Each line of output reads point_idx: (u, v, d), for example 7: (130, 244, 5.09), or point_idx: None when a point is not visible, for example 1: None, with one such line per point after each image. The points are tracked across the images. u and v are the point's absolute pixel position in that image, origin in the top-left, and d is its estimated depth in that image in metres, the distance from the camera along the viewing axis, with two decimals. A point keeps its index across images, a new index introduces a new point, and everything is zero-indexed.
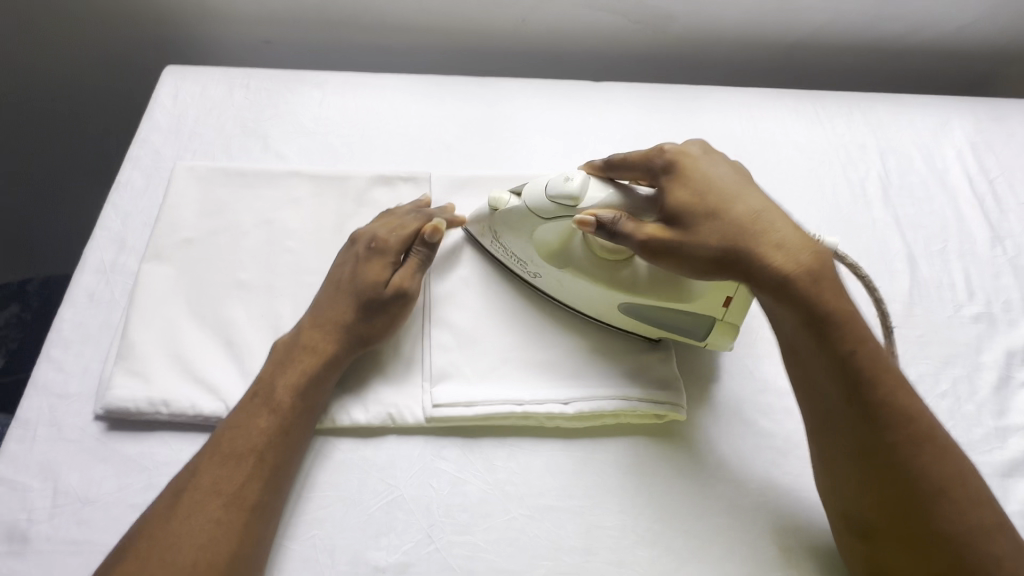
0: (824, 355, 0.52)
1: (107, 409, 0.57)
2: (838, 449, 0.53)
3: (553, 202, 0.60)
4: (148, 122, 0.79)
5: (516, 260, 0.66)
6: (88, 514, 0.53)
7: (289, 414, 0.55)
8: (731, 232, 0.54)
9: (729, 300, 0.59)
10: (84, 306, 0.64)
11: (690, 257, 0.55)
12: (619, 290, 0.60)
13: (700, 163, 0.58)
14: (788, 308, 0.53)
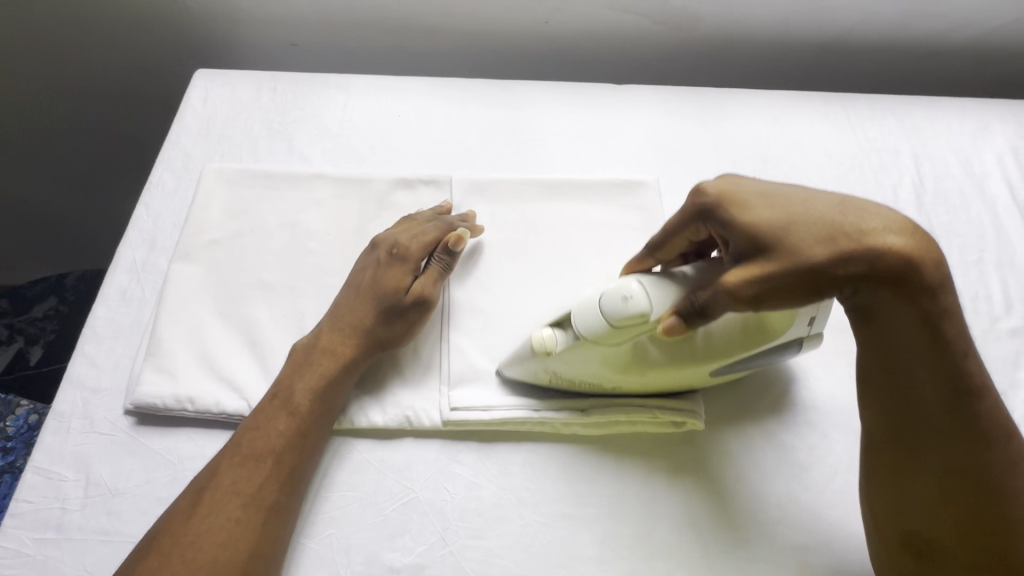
0: (927, 357, 0.47)
1: (136, 404, 0.58)
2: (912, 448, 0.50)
3: (617, 326, 0.52)
4: (179, 124, 0.81)
5: (586, 382, 0.59)
6: (117, 506, 0.55)
7: (307, 417, 0.56)
8: (831, 241, 0.45)
9: (814, 316, 0.56)
10: (116, 304, 0.66)
11: (797, 283, 0.46)
12: (720, 356, 0.55)
13: (742, 186, 0.51)
14: (900, 309, 0.46)
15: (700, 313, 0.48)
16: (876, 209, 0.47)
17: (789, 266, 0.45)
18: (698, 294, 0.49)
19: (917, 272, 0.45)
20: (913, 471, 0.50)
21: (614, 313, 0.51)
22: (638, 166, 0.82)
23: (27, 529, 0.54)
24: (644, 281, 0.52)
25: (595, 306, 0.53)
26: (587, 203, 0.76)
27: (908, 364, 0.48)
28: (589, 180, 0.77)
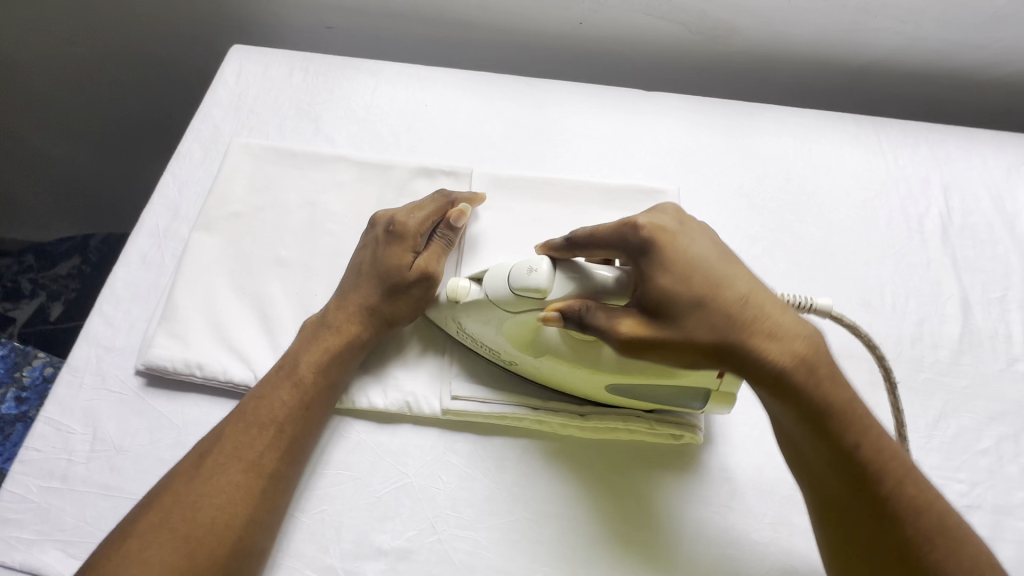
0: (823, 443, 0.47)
1: (147, 365, 0.60)
2: (836, 527, 0.49)
3: (517, 294, 0.54)
4: (212, 97, 0.83)
5: (487, 348, 0.60)
6: (121, 462, 0.56)
7: (310, 390, 0.56)
8: (722, 330, 0.47)
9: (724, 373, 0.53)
10: (137, 267, 0.68)
11: (679, 355, 0.48)
12: (599, 355, 0.54)
13: (676, 239, 0.51)
14: (780, 402, 0.48)
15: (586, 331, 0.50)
16: (777, 306, 0.49)
17: (674, 337, 0.48)
18: (596, 320, 0.49)
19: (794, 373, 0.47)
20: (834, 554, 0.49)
21: (513, 284, 0.54)
22: (660, 174, 0.82)
23: (33, 477, 0.55)
24: (557, 264, 0.54)
25: (508, 271, 0.56)
26: (605, 207, 0.76)
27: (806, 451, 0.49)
28: (609, 184, 0.77)
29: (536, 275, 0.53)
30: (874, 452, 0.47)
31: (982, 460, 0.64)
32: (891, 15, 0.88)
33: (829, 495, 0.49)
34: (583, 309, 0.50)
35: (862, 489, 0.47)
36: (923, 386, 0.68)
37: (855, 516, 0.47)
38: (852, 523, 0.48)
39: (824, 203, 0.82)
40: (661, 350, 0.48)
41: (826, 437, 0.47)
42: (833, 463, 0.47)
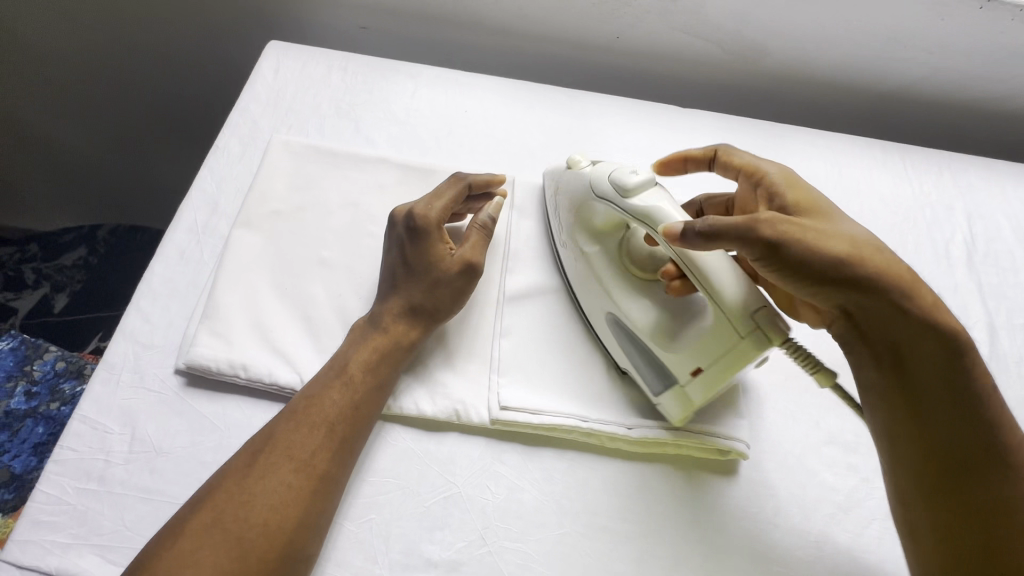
0: (928, 365, 0.54)
1: (188, 365, 0.58)
2: (944, 463, 0.53)
3: (615, 189, 0.61)
4: (249, 91, 0.81)
5: (562, 219, 0.69)
6: (161, 464, 0.54)
7: (359, 389, 0.55)
8: (857, 250, 0.55)
9: (698, 369, 0.55)
10: (175, 263, 0.66)
11: (819, 248, 0.53)
12: (614, 285, 0.62)
13: (800, 185, 0.63)
14: (897, 315, 0.54)
15: (717, 242, 0.52)
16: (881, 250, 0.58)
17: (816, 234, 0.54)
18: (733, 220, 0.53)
19: (911, 290, 0.54)
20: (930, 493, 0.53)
21: (609, 181, 0.62)
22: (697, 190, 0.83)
23: (69, 478, 0.53)
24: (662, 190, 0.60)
25: (617, 172, 0.62)
26: None
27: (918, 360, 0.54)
28: None
29: (638, 179, 0.60)
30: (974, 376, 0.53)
31: None
32: (920, 46, 0.90)
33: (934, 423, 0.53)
34: (715, 219, 0.52)
35: (964, 413, 0.53)
36: None
37: (963, 443, 0.53)
38: (960, 453, 0.52)
39: None
40: (800, 260, 0.53)
41: (938, 360, 0.54)
42: (938, 387, 0.53)
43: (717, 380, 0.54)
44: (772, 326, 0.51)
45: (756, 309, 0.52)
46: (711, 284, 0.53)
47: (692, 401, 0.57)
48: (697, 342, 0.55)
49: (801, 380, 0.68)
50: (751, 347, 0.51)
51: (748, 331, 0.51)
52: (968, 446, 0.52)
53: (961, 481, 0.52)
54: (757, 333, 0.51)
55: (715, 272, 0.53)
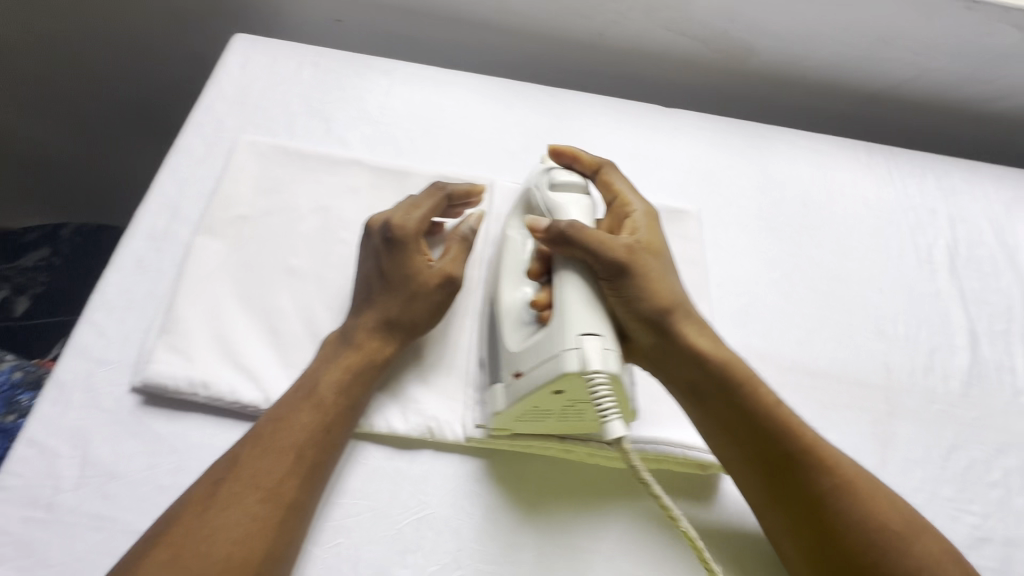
0: (724, 394, 0.54)
1: (145, 383, 0.55)
2: (768, 488, 0.52)
3: (548, 184, 0.59)
4: (214, 88, 0.77)
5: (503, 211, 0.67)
6: (115, 489, 0.51)
7: (331, 411, 0.52)
8: (658, 282, 0.54)
9: (518, 373, 0.52)
10: (131, 272, 0.62)
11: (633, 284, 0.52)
12: (508, 282, 0.58)
13: (646, 221, 0.58)
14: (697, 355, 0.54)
15: (568, 247, 0.52)
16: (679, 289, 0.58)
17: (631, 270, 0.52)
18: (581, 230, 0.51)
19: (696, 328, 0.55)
20: (771, 523, 0.52)
21: (548, 174, 0.60)
22: (680, 193, 0.81)
23: (14, 506, 0.50)
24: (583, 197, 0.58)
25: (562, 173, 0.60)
26: None
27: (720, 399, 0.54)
28: None
29: (570, 178, 0.59)
30: (761, 394, 0.54)
31: (991, 491, 0.65)
32: (906, 46, 0.89)
33: (743, 455, 0.53)
34: (582, 224, 0.52)
35: (762, 433, 0.52)
36: (937, 416, 0.69)
37: (775, 468, 0.52)
38: (772, 475, 0.52)
39: (838, 230, 0.83)
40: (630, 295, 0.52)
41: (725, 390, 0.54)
42: (744, 421, 0.53)
43: (519, 388, 0.51)
44: (588, 351, 0.47)
45: (584, 333, 0.48)
46: (566, 295, 0.50)
47: (501, 407, 0.53)
48: (525, 347, 0.52)
49: (783, 391, 0.67)
50: (557, 364, 0.47)
51: (564, 348, 0.48)
52: (777, 465, 0.52)
53: (786, 501, 0.51)
54: (572, 352, 0.47)
55: (573, 279, 0.51)
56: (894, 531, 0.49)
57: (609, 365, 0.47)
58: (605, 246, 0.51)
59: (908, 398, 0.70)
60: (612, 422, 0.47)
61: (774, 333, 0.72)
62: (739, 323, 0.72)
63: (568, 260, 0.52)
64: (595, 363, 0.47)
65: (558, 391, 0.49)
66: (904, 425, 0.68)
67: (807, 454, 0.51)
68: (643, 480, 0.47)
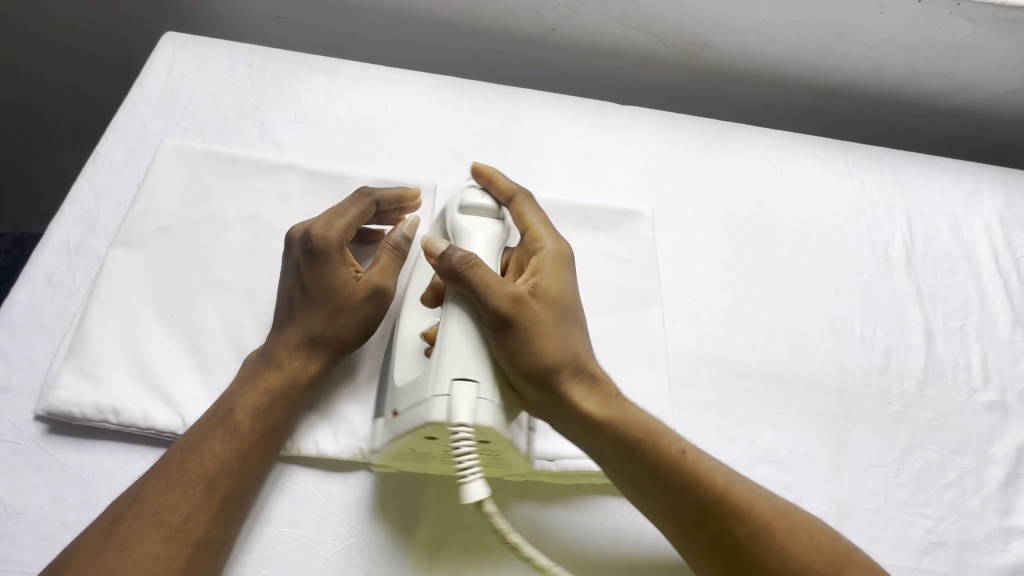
0: (628, 451, 0.49)
1: (48, 411, 0.51)
2: (685, 541, 0.49)
3: (461, 208, 0.56)
4: (138, 90, 0.73)
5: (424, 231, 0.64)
6: (13, 528, 0.48)
7: (247, 437, 0.48)
8: (550, 332, 0.49)
9: (394, 412, 0.49)
10: (40, 290, 0.58)
11: (519, 340, 0.47)
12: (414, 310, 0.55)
13: (552, 262, 0.55)
14: (597, 409, 0.50)
15: (460, 284, 0.48)
16: (581, 331, 0.53)
17: (515, 325, 0.47)
18: (473, 268, 0.48)
19: (596, 377, 0.51)
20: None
21: (463, 195, 0.57)
22: (634, 193, 0.79)
23: None
24: (492, 227, 0.56)
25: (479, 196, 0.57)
26: (577, 229, 0.72)
27: (621, 456, 0.50)
28: (581, 206, 0.73)
29: (482, 202, 0.56)
30: (669, 447, 0.50)
31: (946, 494, 0.64)
32: (860, 40, 0.88)
33: (653, 509, 0.50)
34: (477, 259, 0.49)
35: (672, 487, 0.49)
36: (892, 417, 0.68)
37: (687, 522, 0.49)
38: (683, 530, 0.49)
39: (795, 228, 0.81)
40: (515, 351, 0.47)
41: (627, 448, 0.49)
42: (649, 475, 0.49)
43: (394, 427, 0.48)
44: (457, 399, 0.44)
45: (458, 378, 0.45)
46: (450, 336, 0.48)
47: (379, 444, 0.51)
48: (405, 385, 0.49)
49: (735, 396, 0.66)
50: (426, 409, 0.45)
51: (435, 393, 0.45)
52: (689, 518, 0.48)
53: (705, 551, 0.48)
54: (441, 398, 0.45)
55: (458, 317, 0.48)
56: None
57: (479, 417, 0.44)
58: (488, 297, 0.47)
59: (862, 400, 0.68)
60: (472, 483, 0.43)
61: (728, 337, 0.70)
62: (692, 327, 0.70)
63: (459, 297, 0.49)
64: (462, 413, 0.44)
65: (430, 436, 0.47)
66: (857, 429, 0.67)
67: (719, 504, 0.48)
68: (513, 543, 0.45)
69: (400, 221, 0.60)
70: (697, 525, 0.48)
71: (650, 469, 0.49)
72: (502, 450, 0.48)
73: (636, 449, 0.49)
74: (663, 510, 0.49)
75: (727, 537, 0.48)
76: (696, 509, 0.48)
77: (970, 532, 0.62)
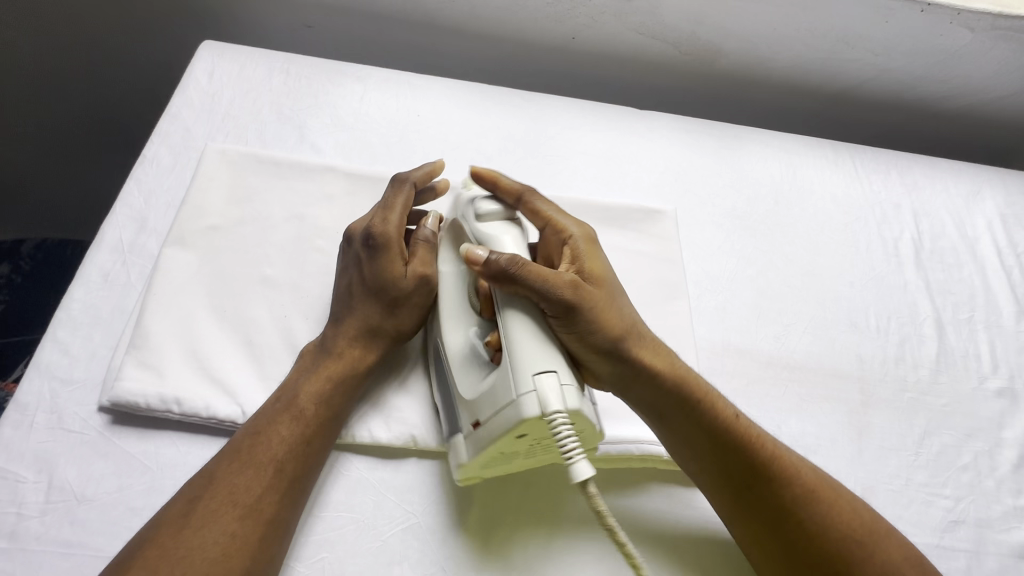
0: (681, 416, 0.53)
1: (114, 402, 0.53)
2: (732, 500, 0.52)
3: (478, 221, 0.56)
4: (180, 96, 0.75)
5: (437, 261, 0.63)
6: (83, 514, 0.49)
7: (312, 423, 0.51)
8: (609, 308, 0.52)
9: (477, 422, 0.50)
10: (96, 287, 0.60)
11: (583, 315, 0.50)
12: (455, 323, 0.56)
13: (588, 249, 0.56)
14: (653, 380, 0.53)
15: (511, 283, 0.50)
16: (631, 306, 0.56)
17: (578, 303, 0.50)
18: (522, 269, 0.49)
19: (649, 349, 0.54)
20: (741, 534, 0.52)
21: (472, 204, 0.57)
22: (656, 194, 0.82)
23: None
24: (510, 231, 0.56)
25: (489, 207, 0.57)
26: (605, 228, 0.75)
27: (676, 420, 0.53)
28: (608, 205, 0.76)
29: (493, 207, 0.57)
30: (722, 411, 0.53)
31: (963, 475, 0.67)
32: (865, 47, 0.93)
33: (704, 468, 0.53)
34: (523, 259, 0.50)
35: (724, 448, 0.52)
36: (909, 404, 0.71)
37: (737, 480, 0.52)
38: (733, 487, 0.52)
39: (809, 226, 0.85)
40: (579, 326, 0.50)
41: (683, 413, 0.53)
42: (701, 436, 0.53)
43: (484, 438, 0.49)
44: (544, 392, 0.46)
45: (538, 373, 0.47)
46: (517, 335, 0.49)
47: (465, 459, 0.52)
48: (480, 394, 0.50)
49: (761, 385, 0.69)
50: (516, 410, 0.46)
51: (522, 392, 0.47)
52: (738, 481, 0.52)
53: (754, 508, 0.51)
54: (530, 395, 0.46)
55: (519, 318, 0.50)
56: (855, 527, 0.50)
57: (569, 403, 0.46)
58: (550, 277, 0.50)
59: (880, 388, 0.72)
60: (578, 463, 0.45)
61: (751, 329, 0.73)
62: (716, 320, 0.73)
63: (512, 299, 0.50)
64: (553, 403, 0.46)
65: (520, 435, 0.48)
66: (876, 414, 0.70)
67: (769, 465, 0.52)
68: (610, 528, 0.44)
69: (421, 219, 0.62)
70: (748, 483, 0.52)
71: (703, 430, 0.53)
72: (585, 433, 0.49)
73: (691, 413, 0.53)
74: (715, 472, 0.53)
75: (776, 494, 0.51)
76: (747, 466, 0.52)
77: (986, 510, 0.65)
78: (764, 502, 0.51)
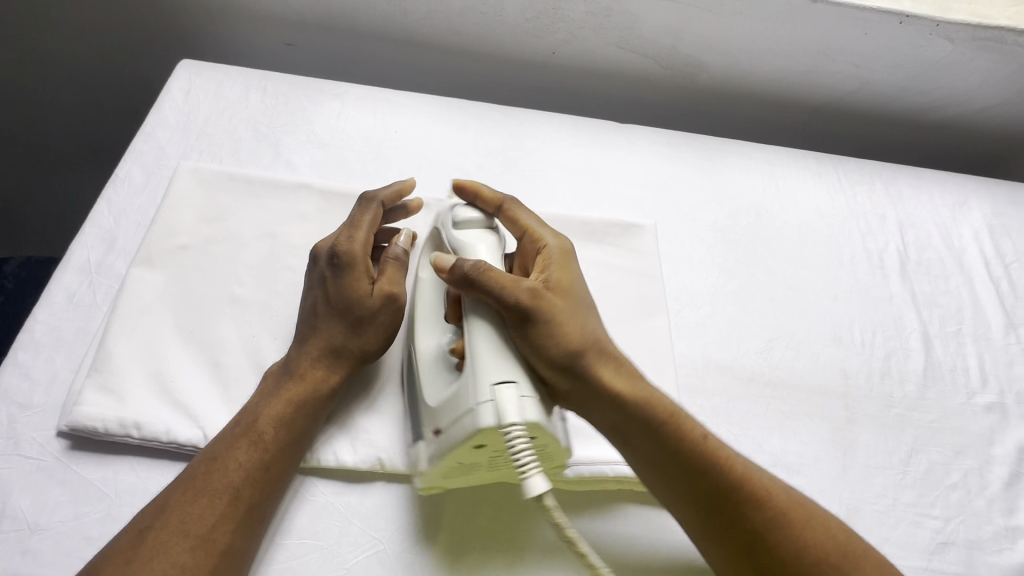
0: (646, 435, 0.51)
1: (72, 427, 0.52)
2: (699, 522, 0.50)
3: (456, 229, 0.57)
4: (155, 115, 0.75)
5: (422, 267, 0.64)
6: (36, 544, 0.48)
7: (271, 448, 0.49)
8: (570, 322, 0.51)
9: (437, 430, 0.49)
10: (61, 308, 0.59)
11: (541, 328, 0.49)
12: (426, 331, 0.56)
13: (557, 261, 0.55)
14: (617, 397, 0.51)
15: (474, 290, 0.50)
16: (598, 320, 0.55)
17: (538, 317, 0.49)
18: (486, 275, 0.50)
19: (615, 367, 0.52)
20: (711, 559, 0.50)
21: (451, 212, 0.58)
22: (636, 208, 0.81)
23: None
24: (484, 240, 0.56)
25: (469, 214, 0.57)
26: (583, 243, 0.74)
27: (642, 439, 0.51)
28: (586, 220, 0.75)
29: (472, 215, 0.57)
30: (689, 431, 0.51)
31: (952, 494, 0.65)
32: (846, 59, 0.92)
33: (670, 490, 0.51)
34: (487, 264, 0.51)
35: (690, 469, 0.50)
36: (896, 420, 0.70)
37: (705, 502, 0.50)
38: (700, 509, 0.50)
39: (792, 238, 0.84)
40: (538, 339, 0.49)
41: (650, 433, 0.51)
42: (668, 457, 0.51)
43: (441, 447, 0.48)
44: (502, 403, 0.45)
45: (498, 383, 0.46)
46: (478, 344, 0.49)
47: (424, 465, 0.51)
48: (442, 403, 0.49)
49: (743, 402, 0.67)
50: (473, 419, 0.45)
51: (479, 401, 0.46)
52: (706, 501, 0.50)
53: (722, 531, 0.49)
54: (487, 405, 0.45)
55: (480, 325, 0.50)
56: (829, 553, 0.48)
57: (526, 414, 0.45)
58: (510, 289, 0.49)
59: (866, 404, 0.70)
60: (533, 477, 0.44)
61: (733, 345, 0.72)
62: (697, 335, 0.71)
63: (476, 303, 0.51)
64: (511, 415, 0.44)
65: (479, 445, 0.47)
66: (862, 431, 0.68)
67: (738, 487, 0.50)
68: (570, 541, 0.44)
69: (393, 237, 0.61)
70: (715, 505, 0.50)
71: (669, 450, 0.51)
72: (550, 448, 0.49)
73: (657, 433, 0.51)
74: (682, 493, 0.51)
75: (745, 517, 0.49)
76: (715, 488, 0.50)
77: (977, 531, 0.63)
78: (731, 525, 0.49)
